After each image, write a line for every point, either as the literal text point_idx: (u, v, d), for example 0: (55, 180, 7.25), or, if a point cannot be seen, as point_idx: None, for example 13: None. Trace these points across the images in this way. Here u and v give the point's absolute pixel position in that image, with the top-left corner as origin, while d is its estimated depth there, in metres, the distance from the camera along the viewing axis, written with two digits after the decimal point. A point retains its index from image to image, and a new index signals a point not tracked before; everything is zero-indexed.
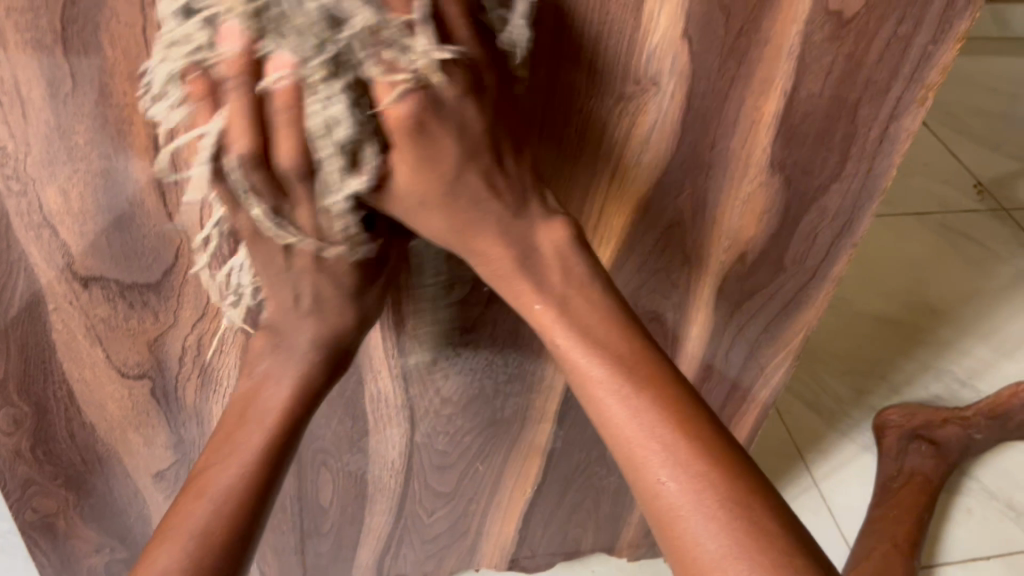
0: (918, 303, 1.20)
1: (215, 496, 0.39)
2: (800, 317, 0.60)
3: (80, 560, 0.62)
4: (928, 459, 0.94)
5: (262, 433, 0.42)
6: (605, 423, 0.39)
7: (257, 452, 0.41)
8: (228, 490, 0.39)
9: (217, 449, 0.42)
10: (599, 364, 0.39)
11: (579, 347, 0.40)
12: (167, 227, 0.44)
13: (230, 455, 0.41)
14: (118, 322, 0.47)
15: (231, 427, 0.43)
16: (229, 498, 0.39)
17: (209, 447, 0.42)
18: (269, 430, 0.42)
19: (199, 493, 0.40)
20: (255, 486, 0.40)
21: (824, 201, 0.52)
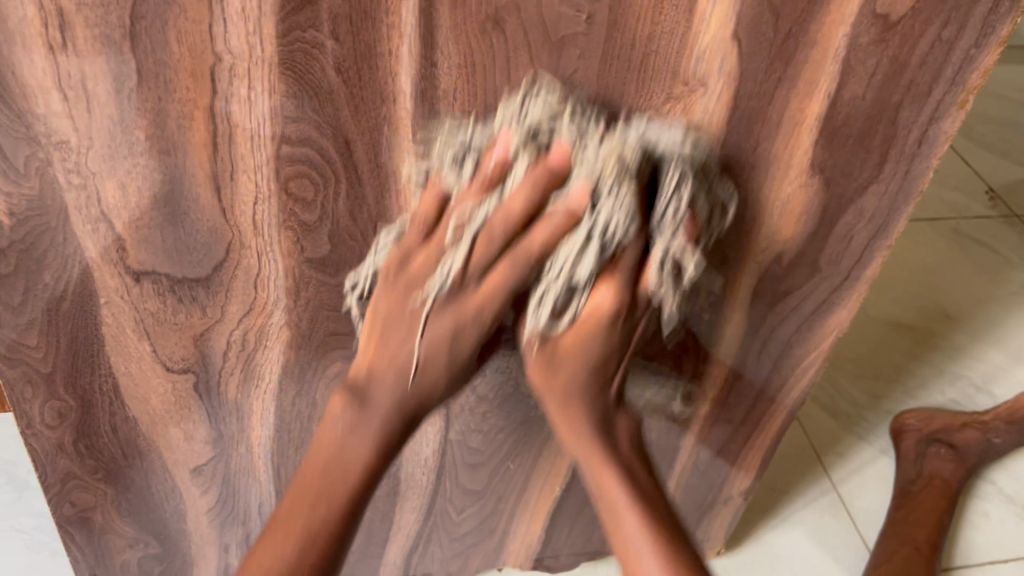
0: (933, 309, 1.21)
1: (302, 535, 0.45)
2: (832, 319, 0.60)
3: (115, 555, 0.63)
4: (948, 463, 0.95)
5: (346, 489, 0.46)
6: (620, 545, 0.50)
7: (342, 504, 0.46)
8: (316, 529, 0.45)
9: (303, 489, 0.46)
10: (631, 504, 0.50)
11: (626, 510, 0.50)
12: (220, 221, 0.44)
13: (321, 500, 0.46)
14: (166, 316, 0.48)
15: (312, 477, 0.47)
16: (314, 542, 0.45)
17: (294, 487, 0.47)
18: (352, 485, 0.47)
19: (287, 530, 0.45)
20: (339, 530, 0.46)
21: (861, 202, 0.53)
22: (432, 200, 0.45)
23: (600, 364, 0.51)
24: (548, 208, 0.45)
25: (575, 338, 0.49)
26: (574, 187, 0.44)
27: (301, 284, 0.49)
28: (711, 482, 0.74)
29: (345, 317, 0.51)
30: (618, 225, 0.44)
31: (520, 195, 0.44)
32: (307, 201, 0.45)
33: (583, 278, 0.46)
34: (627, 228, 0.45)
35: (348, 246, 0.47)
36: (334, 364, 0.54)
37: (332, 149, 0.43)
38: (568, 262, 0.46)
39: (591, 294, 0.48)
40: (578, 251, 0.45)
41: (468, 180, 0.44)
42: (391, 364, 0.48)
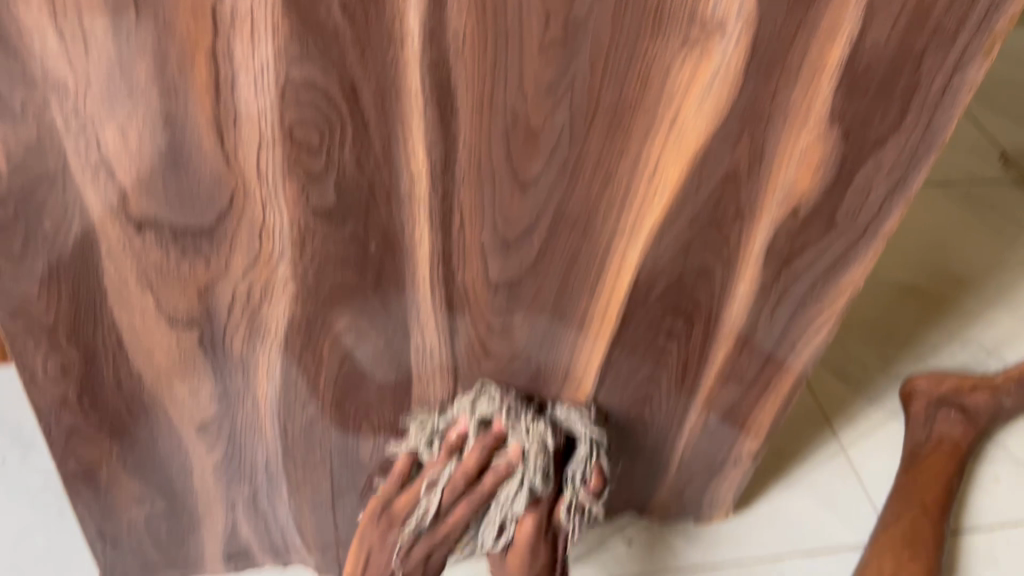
0: (944, 273, 1.19)
1: None
2: (846, 277, 0.59)
3: (122, 511, 0.62)
4: (956, 425, 0.94)
5: None
6: None
7: None
8: None
9: None
10: None
11: None
12: (224, 169, 0.43)
13: None
14: (169, 268, 0.47)
15: None
16: None
17: None
18: None
19: None
20: None
21: (880, 154, 0.52)
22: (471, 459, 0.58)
23: (537, 544, 0.62)
24: (495, 457, 0.59)
25: (516, 556, 0.62)
26: (510, 445, 0.59)
27: (307, 236, 0.48)
28: (720, 444, 0.73)
29: (352, 270, 0.50)
30: (538, 482, 0.59)
31: (472, 453, 0.58)
32: (312, 148, 0.43)
33: (516, 513, 0.60)
34: (544, 484, 0.60)
35: (355, 196, 0.46)
36: (340, 319, 0.53)
37: (338, 93, 0.42)
38: (513, 495, 0.59)
39: (518, 526, 0.61)
40: (516, 494, 0.59)
41: (436, 450, 0.60)
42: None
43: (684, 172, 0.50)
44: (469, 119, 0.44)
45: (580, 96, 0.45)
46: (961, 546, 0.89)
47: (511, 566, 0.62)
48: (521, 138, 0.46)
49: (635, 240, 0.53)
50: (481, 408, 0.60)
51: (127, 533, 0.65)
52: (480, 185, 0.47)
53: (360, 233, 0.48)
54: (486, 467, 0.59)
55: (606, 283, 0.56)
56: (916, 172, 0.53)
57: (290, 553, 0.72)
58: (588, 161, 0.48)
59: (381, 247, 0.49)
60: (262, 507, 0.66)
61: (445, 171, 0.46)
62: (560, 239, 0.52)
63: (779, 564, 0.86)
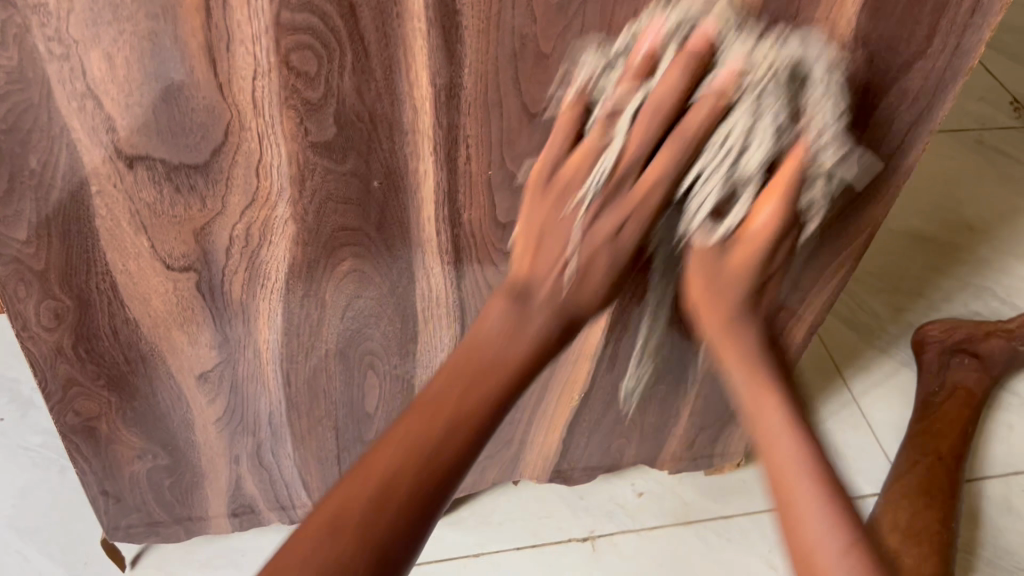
0: (956, 221, 1.17)
1: (405, 451, 0.42)
2: (867, 215, 0.57)
3: (123, 466, 0.61)
4: (970, 372, 0.92)
5: (497, 383, 0.46)
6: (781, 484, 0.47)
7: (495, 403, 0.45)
8: (448, 438, 0.43)
9: (433, 417, 0.44)
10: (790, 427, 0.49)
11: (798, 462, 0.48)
12: (218, 99, 0.41)
13: (485, 382, 0.45)
14: (163, 208, 0.45)
15: (433, 404, 0.44)
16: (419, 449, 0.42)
17: (417, 416, 0.44)
18: (502, 381, 0.46)
19: (390, 442, 0.43)
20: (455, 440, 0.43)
21: (906, 81, 0.49)
22: (673, 79, 0.44)
23: (766, 250, 0.49)
24: (695, 97, 0.45)
25: (746, 249, 0.50)
26: (722, 68, 0.44)
27: (306, 172, 0.45)
28: (734, 392, 0.72)
29: (354, 210, 0.48)
30: (748, 163, 0.46)
31: (673, 76, 0.44)
32: (310, 76, 0.41)
33: (753, 167, 0.47)
34: (760, 167, 0.47)
35: (357, 129, 0.44)
36: (343, 263, 0.51)
37: (336, 15, 0.39)
38: (709, 173, 0.47)
39: (756, 201, 0.48)
40: (746, 136, 0.45)
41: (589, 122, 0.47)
42: (552, 267, 0.49)
43: None
44: (474, 43, 0.42)
45: (591, 18, 0.42)
46: (975, 494, 0.87)
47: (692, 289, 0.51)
48: (529, 63, 0.43)
49: None
50: (695, 8, 0.43)
51: (130, 489, 0.63)
52: (487, 116, 0.45)
53: (362, 169, 0.46)
54: (684, 109, 0.45)
55: None
56: (944, 99, 0.51)
57: (296, 509, 0.71)
58: (600, 89, 0.46)
59: (384, 184, 0.47)
60: (266, 461, 0.65)
61: (450, 100, 0.44)
62: None
63: None
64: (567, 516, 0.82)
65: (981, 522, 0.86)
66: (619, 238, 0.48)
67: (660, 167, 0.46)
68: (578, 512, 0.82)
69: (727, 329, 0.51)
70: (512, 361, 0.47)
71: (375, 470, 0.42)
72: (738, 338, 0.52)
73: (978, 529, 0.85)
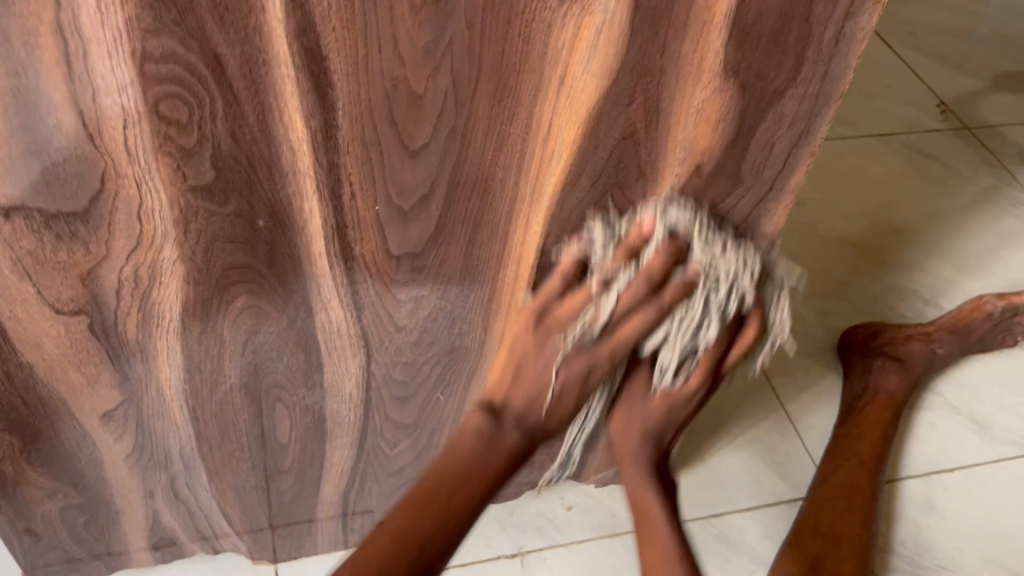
0: (881, 224, 1.20)
1: (393, 543, 0.51)
2: (759, 233, 0.59)
3: (34, 506, 0.61)
4: (892, 375, 0.94)
5: (465, 496, 0.55)
6: None
7: (431, 525, 0.52)
8: (407, 538, 0.51)
9: (421, 509, 0.53)
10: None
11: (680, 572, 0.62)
12: (90, 149, 0.41)
13: (435, 511, 0.53)
14: (45, 255, 0.45)
15: (444, 493, 0.54)
16: (408, 546, 0.51)
17: (409, 506, 0.53)
18: (474, 487, 0.55)
19: (384, 538, 0.51)
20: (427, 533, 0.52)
21: (780, 107, 0.51)
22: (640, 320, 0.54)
23: (694, 395, 0.61)
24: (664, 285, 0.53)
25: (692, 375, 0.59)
26: (689, 264, 0.53)
27: (189, 215, 0.46)
28: None
29: (242, 249, 0.49)
30: (676, 352, 0.57)
31: (630, 288, 0.53)
32: (182, 124, 0.42)
33: (667, 362, 0.58)
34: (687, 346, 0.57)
35: (236, 172, 0.45)
36: (238, 298, 0.52)
37: (202, 65, 0.40)
38: (654, 344, 0.57)
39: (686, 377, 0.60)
40: (666, 338, 0.56)
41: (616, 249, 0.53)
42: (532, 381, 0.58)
43: (580, 133, 0.49)
44: (345, 86, 0.43)
45: (460, 58, 0.43)
46: (898, 495, 0.90)
47: (616, 428, 0.63)
48: (403, 103, 0.44)
49: (537, 206, 0.52)
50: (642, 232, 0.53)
51: (45, 527, 0.63)
52: (367, 154, 0.46)
53: (246, 210, 0.47)
54: (661, 285, 0.53)
55: (512, 248, 0.55)
56: (820, 121, 0.52)
57: (219, 539, 0.71)
58: (478, 124, 0.47)
59: (270, 224, 0.48)
60: (183, 494, 0.65)
61: (327, 140, 0.45)
62: (458, 206, 0.51)
63: (719, 521, 0.86)
64: (496, 533, 0.83)
65: (903, 521, 0.88)
66: (596, 350, 0.56)
67: (635, 323, 0.54)
68: (507, 529, 0.83)
69: (628, 431, 0.63)
70: (482, 471, 0.56)
71: (388, 531, 0.51)
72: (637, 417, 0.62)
73: (901, 529, 0.87)
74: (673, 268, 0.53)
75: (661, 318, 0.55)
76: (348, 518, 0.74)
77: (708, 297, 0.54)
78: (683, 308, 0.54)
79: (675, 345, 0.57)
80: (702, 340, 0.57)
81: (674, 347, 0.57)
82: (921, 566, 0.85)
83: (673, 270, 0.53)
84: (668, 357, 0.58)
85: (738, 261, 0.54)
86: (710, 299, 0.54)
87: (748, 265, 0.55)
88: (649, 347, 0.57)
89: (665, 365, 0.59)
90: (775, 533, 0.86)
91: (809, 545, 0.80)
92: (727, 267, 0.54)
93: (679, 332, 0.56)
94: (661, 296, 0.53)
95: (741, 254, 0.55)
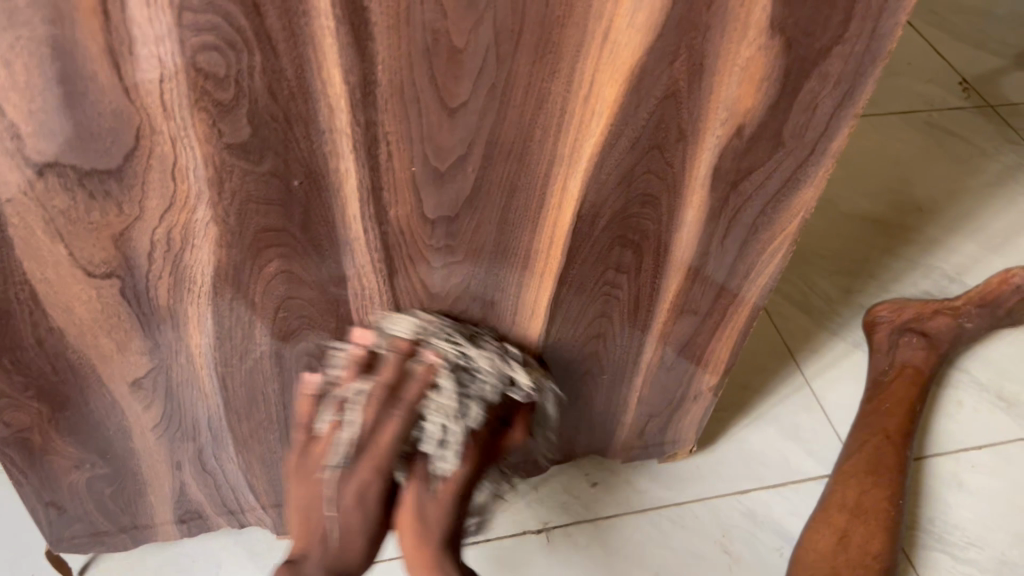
0: (905, 202, 1.18)
1: None
2: (797, 198, 0.58)
3: (61, 477, 0.60)
4: (918, 350, 0.93)
5: None
6: None
7: None
8: None
9: None
10: None
11: None
12: (125, 103, 0.40)
13: None
14: (77, 214, 0.44)
15: None
16: None
17: None
18: None
19: None
20: None
21: (824, 66, 0.50)
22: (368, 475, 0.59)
23: (426, 510, 0.62)
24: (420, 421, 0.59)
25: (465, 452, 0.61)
26: (421, 358, 0.57)
27: (223, 174, 0.45)
28: (678, 378, 0.72)
29: (276, 210, 0.48)
30: (438, 426, 0.59)
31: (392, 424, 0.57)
32: (219, 78, 0.41)
33: (432, 431, 0.59)
34: (457, 427, 0.59)
35: (272, 129, 0.44)
36: (271, 262, 0.51)
37: (240, 16, 0.39)
38: (435, 427, 0.59)
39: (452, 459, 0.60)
40: (435, 432, 0.59)
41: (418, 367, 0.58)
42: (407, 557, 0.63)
43: (621, 91, 0.48)
44: (386, 39, 0.41)
45: (503, 10, 0.42)
46: (925, 472, 0.89)
47: (403, 527, 0.62)
48: (443, 58, 0.43)
49: (575, 167, 0.51)
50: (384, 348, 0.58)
51: (71, 499, 0.63)
52: (405, 112, 0.45)
53: (281, 170, 0.46)
54: (399, 397, 0.57)
55: (546, 211, 0.54)
56: (864, 82, 0.51)
57: (245, 513, 0.71)
58: (518, 81, 0.45)
59: (305, 185, 0.47)
60: (210, 466, 0.64)
61: (366, 97, 0.44)
62: (496, 168, 0.50)
63: (745, 498, 0.85)
64: (521, 508, 0.82)
65: (931, 498, 0.87)
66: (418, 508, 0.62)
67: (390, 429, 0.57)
68: (533, 504, 0.82)
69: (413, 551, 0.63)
70: None
71: None
72: (416, 538, 0.62)
73: (929, 506, 0.86)
74: (368, 356, 0.58)
75: (415, 415, 0.58)
76: None
77: (429, 418, 0.58)
78: (444, 382, 0.58)
79: (443, 393, 0.58)
80: (470, 422, 0.60)
81: (448, 422, 0.59)
82: (948, 543, 0.84)
83: (380, 352, 0.58)
84: (426, 437, 0.59)
85: (444, 338, 0.58)
86: (431, 416, 0.58)
87: (493, 344, 0.61)
88: (429, 436, 0.59)
89: (440, 457, 0.60)
90: (802, 509, 0.85)
91: (836, 520, 0.80)
92: (414, 335, 0.58)
93: (453, 426, 0.59)
94: (362, 380, 0.57)
95: (423, 336, 0.58)
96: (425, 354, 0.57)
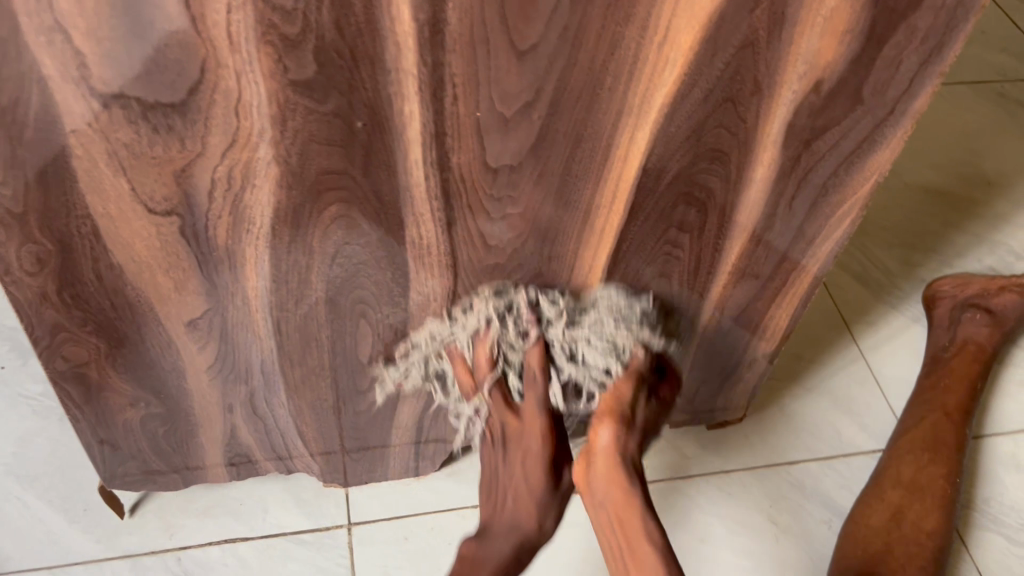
0: (972, 174, 1.13)
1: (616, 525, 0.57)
2: (872, 159, 0.55)
3: (116, 414, 0.61)
4: (981, 327, 0.90)
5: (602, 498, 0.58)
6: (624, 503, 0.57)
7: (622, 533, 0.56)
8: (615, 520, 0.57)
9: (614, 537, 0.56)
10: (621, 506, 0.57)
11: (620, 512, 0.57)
12: (191, 34, 0.40)
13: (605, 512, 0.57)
14: (141, 148, 0.44)
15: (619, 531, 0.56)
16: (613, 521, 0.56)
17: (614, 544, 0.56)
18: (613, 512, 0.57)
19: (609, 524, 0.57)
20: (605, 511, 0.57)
21: (914, 19, 0.47)
22: None
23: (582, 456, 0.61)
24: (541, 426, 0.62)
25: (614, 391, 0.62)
26: None
27: (287, 112, 0.44)
28: (734, 344, 0.71)
29: (337, 152, 0.47)
30: (596, 361, 0.63)
31: None
32: (287, 11, 0.40)
33: (575, 336, 0.63)
34: (579, 310, 0.63)
35: (338, 68, 0.43)
36: (331, 205, 0.50)
37: None
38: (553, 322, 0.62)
39: (529, 353, 0.62)
40: None
41: None
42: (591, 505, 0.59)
43: (699, 38, 0.46)
44: None
45: None
46: (984, 451, 0.86)
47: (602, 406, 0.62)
48: None
49: (644, 119, 0.49)
50: None
51: (125, 437, 0.63)
52: (473, 53, 0.44)
53: (344, 110, 0.45)
54: None
55: (614, 163, 0.52)
56: (954, 38, 0.49)
57: (293, 459, 0.71)
58: (591, 26, 0.44)
59: (368, 127, 0.46)
60: (261, 410, 0.65)
61: (434, 36, 0.42)
62: (563, 116, 0.48)
63: (795, 469, 0.84)
64: None
65: (987, 478, 0.84)
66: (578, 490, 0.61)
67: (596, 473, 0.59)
68: None
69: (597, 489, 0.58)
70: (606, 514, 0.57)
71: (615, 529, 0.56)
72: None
73: (986, 486, 0.84)
74: None
75: None
76: (421, 444, 0.73)
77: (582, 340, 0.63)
78: (518, 335, 0.62)
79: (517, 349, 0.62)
80: (552, 321, 0.62)
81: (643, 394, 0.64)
82: (1005, 524, 0.81)
83: None
84: (557, 386, 0.63)
85: (624, 325, 0.64)
86: (581, 349, 0.63)
87: (637, 304, 0.64)
88: None
89: None
90: (854, 483, 0.83)
91: (890, 496, 0.78)
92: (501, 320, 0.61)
93: (604, 350, 0.63)
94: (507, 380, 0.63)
95: (507, 301, 0.61)
96: (527, 326, 0.62)
